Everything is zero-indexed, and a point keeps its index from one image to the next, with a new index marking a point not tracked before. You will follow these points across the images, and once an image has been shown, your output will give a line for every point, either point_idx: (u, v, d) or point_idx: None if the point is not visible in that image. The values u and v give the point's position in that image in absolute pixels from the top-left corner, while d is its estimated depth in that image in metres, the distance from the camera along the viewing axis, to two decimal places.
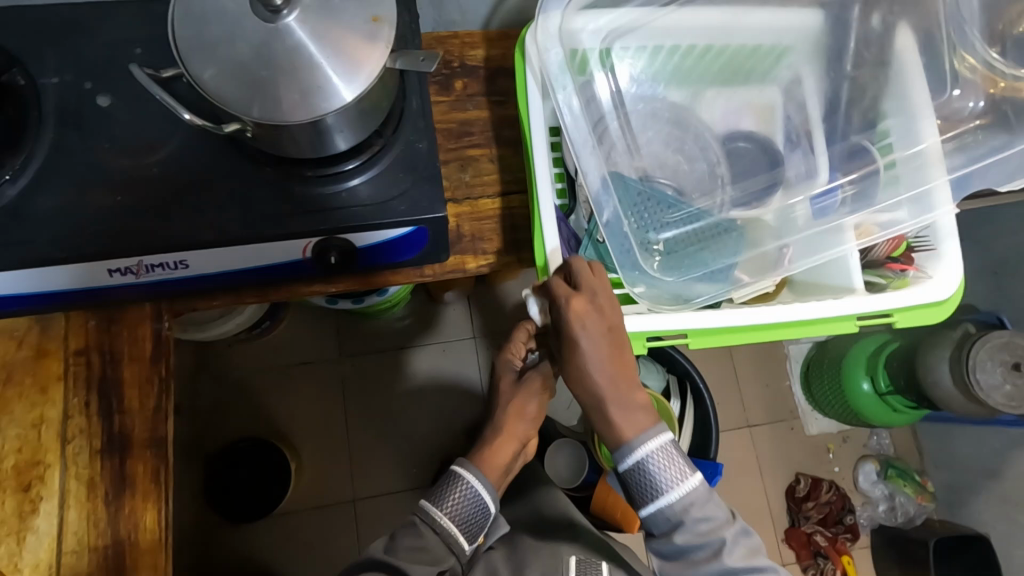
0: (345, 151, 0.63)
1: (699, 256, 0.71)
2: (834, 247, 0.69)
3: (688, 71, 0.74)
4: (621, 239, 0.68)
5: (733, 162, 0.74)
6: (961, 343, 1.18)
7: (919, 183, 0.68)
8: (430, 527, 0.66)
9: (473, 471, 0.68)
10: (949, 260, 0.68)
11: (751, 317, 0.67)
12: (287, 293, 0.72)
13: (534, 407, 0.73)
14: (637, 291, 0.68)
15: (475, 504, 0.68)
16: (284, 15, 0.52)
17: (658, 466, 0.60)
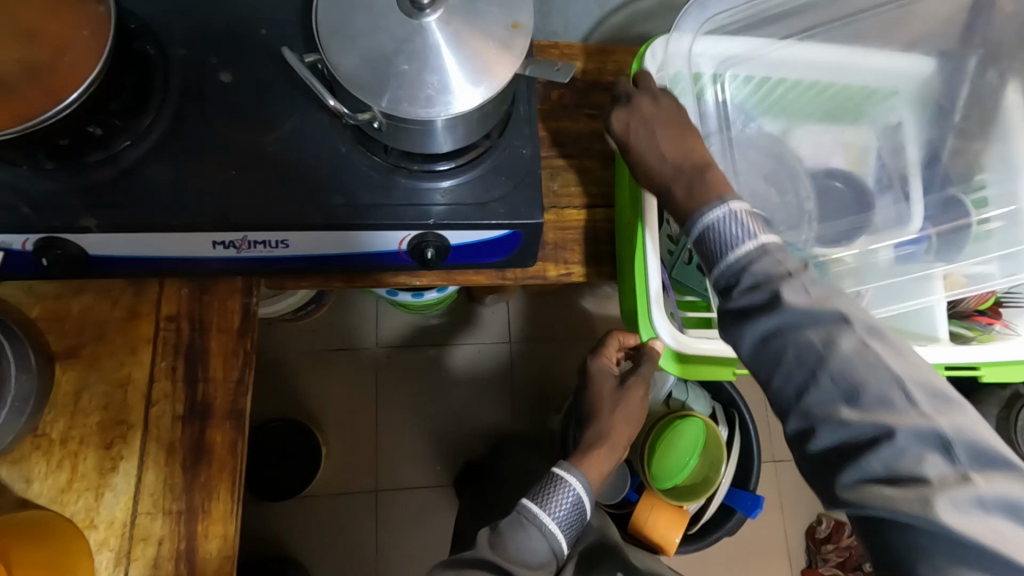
0: (445, 152, 0.64)
1: None
2: (919, 296, 0.70)
3: (789, 105, 0.76)
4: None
5: (822, 200, 0.75)
6: (1011, 404, 1.16)
7: (1013, 242, 0.68)
8: (535, 527, 0.64)
9: (576, 473, 0.68)
10: None
11: None
12: (372, 281, 0.73)
13: (637, 411, 0.76)
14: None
15: (574, 508, 0.67)
16: (427, 13, 0.53)
17: (729, 222, 0.55)
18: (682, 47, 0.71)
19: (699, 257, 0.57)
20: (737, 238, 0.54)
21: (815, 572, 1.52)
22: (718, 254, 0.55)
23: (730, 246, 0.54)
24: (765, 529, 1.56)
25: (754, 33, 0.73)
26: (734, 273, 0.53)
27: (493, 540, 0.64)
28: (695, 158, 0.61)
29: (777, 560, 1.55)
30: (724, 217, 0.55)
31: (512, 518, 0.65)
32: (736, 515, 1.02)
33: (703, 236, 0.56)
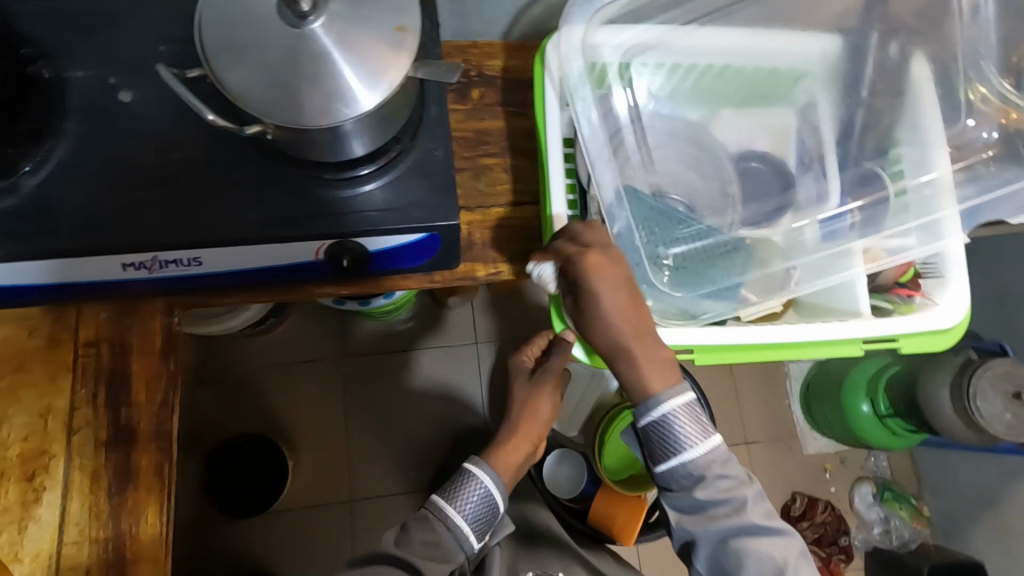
0: (361, 156, 0.64)
1: (708, 273, 0.71)
2: (842, 271, 0.70)
3: (705, 90, 0.75)
4: (630, 255, 0.68)
5: (745, 183, 0.75)
6: (963, 371, 1.18)
7: (930, 211, 0.69)
8: (440, 524, 0.64)
9: (485, 468, 0.68)
10: (955, 288, 0.69)
11: (758, 336, 0.68)
12: (299, 293, 0.71)
13: (546, 407, 0.79)
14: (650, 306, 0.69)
15: (485, 502, 0.67)
16: (310, 21, 0.52)
17: (680, 422, 0.62)
18: (582, 40, 0.70)
19: (648, 440, 0.64)
20: (685, 442, 0.62)
21: None
22: (668, 450, 0.63)
23: (677, 447, 0.62)
24: None
25: (661, 20, 0.73)
26: (672, 476, 0.63)
27: (397, 542, 0.64)
28: (634, 330, 0.61)
29: None
30: (671, 414, 0.62)
31: (419, 516, 0.66)
32: None
33: (654, 430, 0.63)
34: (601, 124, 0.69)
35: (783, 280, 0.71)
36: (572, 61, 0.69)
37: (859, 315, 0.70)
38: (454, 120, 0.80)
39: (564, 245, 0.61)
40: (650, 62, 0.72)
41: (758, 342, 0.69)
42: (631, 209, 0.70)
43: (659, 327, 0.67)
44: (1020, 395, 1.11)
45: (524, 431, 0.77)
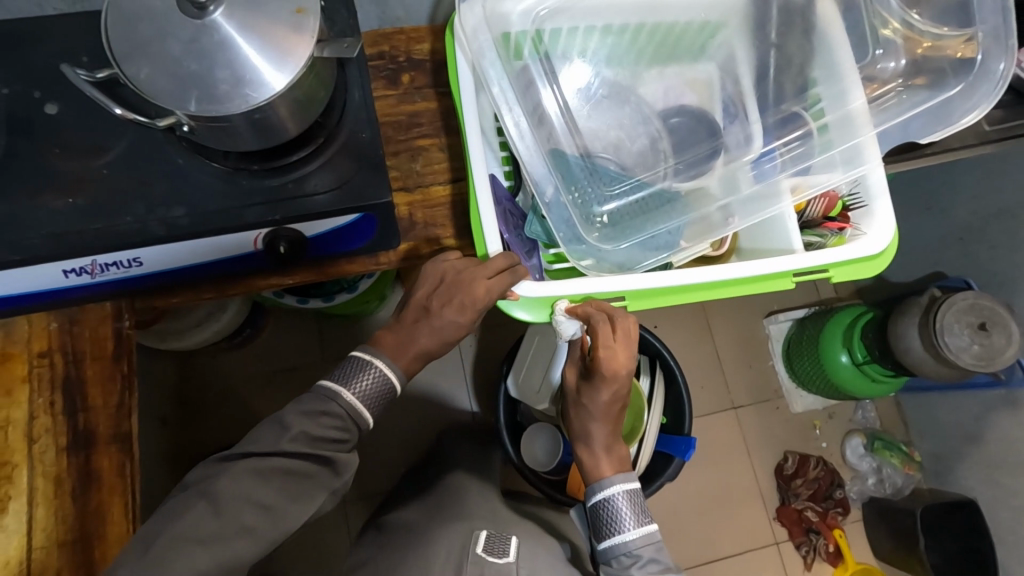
0: (290, 141, 0.65)
1: (641, 225, 0.74)
2: (771, 208, 0.72)
3: (620, 52, 0.77)
4: (562, 221, 0.72)
5: (672, 136, 0.76)
6: (928, 308, 1.20)
7: (849, 139, 0.72)
8: (350, 420, 0.65)
9: (383, 359, 0.68)
10: (880, 218, 0.75)
11: (691, 276, 0.73)
12: (244, 287, 0.76)
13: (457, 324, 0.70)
14: (586, 263, 0.73)
15: (381, 389, 0.68)
16: (210, 11, 0.54)
17: (623, 505, 0.69)
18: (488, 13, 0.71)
19: (596, 524, 0.71)
20: (624, 525, 0.68)
21: (789, 508, 1.54)
22: (609, 529, 0.69)
23: (618, 528, 0.69)
24: (733, 475, 1.58)
25: None
26: (611, 556, 0.69)
27: (311, 437, 0.62)
28: (603, 432, 0.73)
29: (751, 503, 1.56)
30: (614, 497, 0.70)
31: (329, 412, 0.64)
32: (674, 463, 1.04)
33: (600, 511, 0.70)
34: (519, 99, 0.72)
35: (718, 223, 0.73)
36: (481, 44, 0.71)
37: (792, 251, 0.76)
38: (385, 105, 0.82)
39: (600, 322, 0.70)
40: (560, 29, 0.74)
41: (693, 285, 0.74)
42: (559, 175, 0.72)
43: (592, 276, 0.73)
44: (985, 325, 1.13)
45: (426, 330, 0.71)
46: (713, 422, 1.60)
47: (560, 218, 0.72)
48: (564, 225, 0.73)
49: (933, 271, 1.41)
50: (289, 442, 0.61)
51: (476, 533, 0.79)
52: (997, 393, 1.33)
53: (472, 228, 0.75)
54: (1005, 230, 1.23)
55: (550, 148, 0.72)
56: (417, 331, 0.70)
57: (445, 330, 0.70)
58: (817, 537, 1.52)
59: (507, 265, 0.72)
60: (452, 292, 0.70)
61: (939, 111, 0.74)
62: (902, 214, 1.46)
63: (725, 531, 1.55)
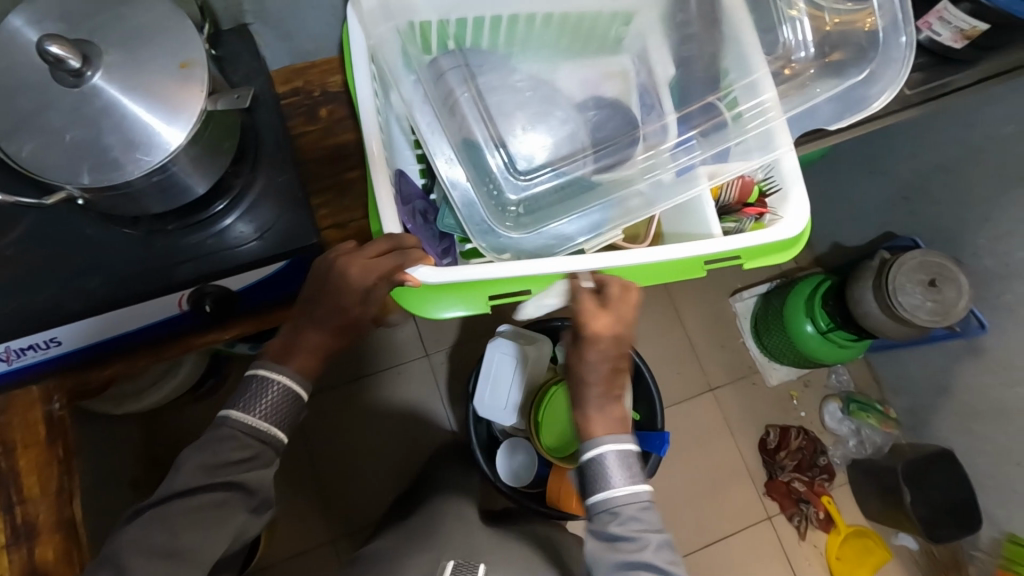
0: (206, 194, 0.63)
1: (560, 214, 0.73)
2: (686, 190, 0.72)
3: (534, 44, 0.77)
4: (472, 211, 0.72)
5: (592, 129, 0.74)
6: (881, 270, 1.21)
7: (763, 123, 0.72)
8: (250, 438, 0.62)
9: (278, 372, 0.64)
10: (795, 203, 0.76)
11: (606, 261, 0.72)
12: (181, 349, 0.74)
13: (348, 300, 0.65)
14: (503, 255, 0.74)
15: (286, 400, 0.64)
16: (88, 76, 0.51)
17: (611, 465, 0.66)
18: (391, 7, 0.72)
19: (584, 477, 0.68)
20: (612, 483, 0.65)
21: (777, 482, 1.56)
22: (597, 485, 0.66)
23: (607, 485, 0.66)
24: (721, 456, 1.59)
25: None
26: (594, 512, 0.66)
27: (208, 466, 0.60)
28: (591, 390, 0.68)
29: (740, 482, 1.58)
30: (603, 457, 0.66)
31: (225, 439, 0.61)
32: (652, 459, 1.04)
33: (589, 468, 0.67)
34: (428, 95, 0.72)
35: (631, 208, 0.73)
36: (385, 38, 0.72)
37: (711, 236, 0.77)
38: (306, 143, 0.80)
39: (587, 296, 0.69)
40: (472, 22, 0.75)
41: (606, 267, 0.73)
42: (470, 167, 0.71)
43: (505, 264, 0.71)
44: (936, 281, 1.15)
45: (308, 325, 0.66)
46: (692, 407, 1.61)
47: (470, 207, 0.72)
48: (474, 215, 0.73)
49: (884, 232, 1.43)
50: (183, 480, 0.60)
51: (441, 563, 0.77)
52: (960, 343, 1.35)
53: (370, 210, 0.74)
54: (947, 184, 1.25)
55: (462, 140, 0.71)
56: (300, 330, 0.66)
57: (332, 321, 0.66)
58: (807, 506, 1.54)
59: (392, 246, 0.68)
60: (325, 290, 0.65)
61: (849, 97, 0.75)
62: (848, 178, 1.48)
63: (718, 514, 1.55)
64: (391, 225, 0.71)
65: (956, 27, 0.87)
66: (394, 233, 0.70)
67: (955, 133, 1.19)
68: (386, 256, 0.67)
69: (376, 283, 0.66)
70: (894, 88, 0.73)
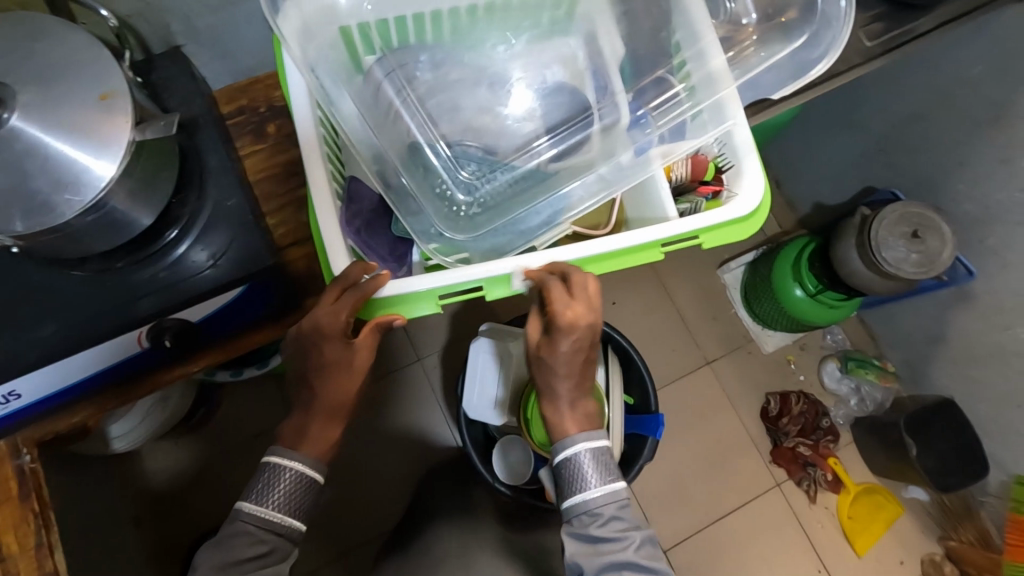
0: (154, 225, 0.60)
1: (512, 210, 0.72)
2: (642, 171, 0.70)
3: (478, 34, 0.73)
4: (416, 217, 0.70)
5: (544, 118, 0.72)
6: (862, 228, 1.19)
7: (711, 96, 0.70)
8: (265, 531, 0.64)
9: (289, 456, 0.66)
10: (750, 173, 0.71)
11: (553, 257, 0.70)
12: (150, 385, 0.73)
13: (346, 358, 0.68)
14: (457, 259, 0.73)
15: (298, 485, 0.67)
16: (4, 119, 0.49)
17: (588, 462, 0.69)
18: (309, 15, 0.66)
19: (561, 478, 0.70)
20: (588, 482, 0.68)
21: (782, 448, 1.56)
22: (575, 485, 0.69)
23: (582, 486, 0.68)
24: (722, 430, 1.59)
25: None
26: (573, 514, 0.69)
27: (222, 564, 0.62)
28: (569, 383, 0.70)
29: (744, 454, 1.57)
30: (578, 455, 0.69)
31: (240, 533, 0.64)
32: (648, 442, 1.02)
33: (565, 469, 0.69)
34: (363, 104, 0.68)
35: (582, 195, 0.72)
36: (322, 47, 0.67)
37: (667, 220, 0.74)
38: (257, 161, 0.78)
39: (555, 286, 0.67)
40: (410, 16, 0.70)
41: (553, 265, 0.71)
42: (414, 173, 0.69)
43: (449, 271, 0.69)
44: (919, 232, 1.14)
45: (313, 401, 0.68)
46: (688, 382, 1.61)
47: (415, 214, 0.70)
48: (425, 223, 0.71)
49: (865, 186, 1.41)
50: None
51: None
52: (950, 291, 1.32)
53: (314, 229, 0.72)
54: (921, 130, 1.23)
55: (404, 146, 0.69)
56: (302, 407, 0.69)
57: (331, 387, 0.68)
58: (815, 470, 1.53)
59: (343, 287, 0.67)
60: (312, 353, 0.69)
61: (789, 67, 0.74)
62: (822, 134, 1.45)
63: (725, 489, 1.55)
64: (332, 242, 0.69)
65: None
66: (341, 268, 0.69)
67: (926, 77, 1.17)
68: (345, 296, 0.67)
69: (348, 321, 0.66)
70: (836, 51, 0.71)
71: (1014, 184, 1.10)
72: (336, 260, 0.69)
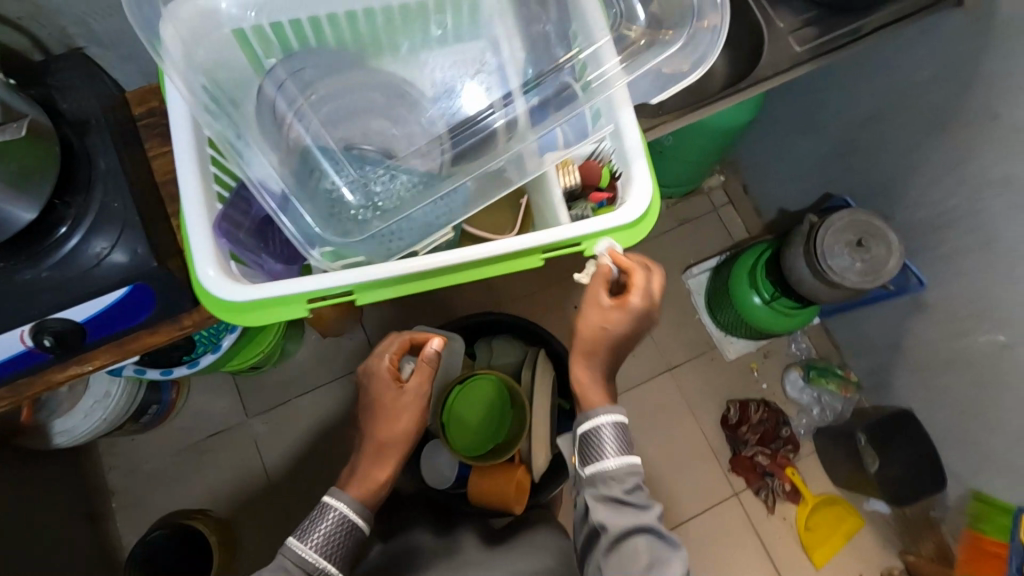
0: (35, 225, 0.62)
1: (407, 212, 0.73)
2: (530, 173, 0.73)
3: (377, 35, 0.71)
4: (302, 222, 0.70)
5: (446, 120, 0.73)
6: (808, 236, 1.17)
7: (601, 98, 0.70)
8: (300, 570, 0.68)
9: (340, 496, 0.73)
10: (636, 180, 0.72)
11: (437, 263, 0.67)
12: (45, 383, 0.74)
13: (399, 404, 0.80)
14: (345, 262, 0.73)
15: (341, 529, 0.72)
16: None
17: (608, 436, 0.71)
18: (189, 16, 0.62)
19: (585, 447, 0.72)
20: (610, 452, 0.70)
21: (741, 457, 1.53)
22: (597, 454, 0.70)
23: (604, 455, 0.70)
24: (682, 437, 1.57)
25: None
26: (596, 479, 0.70)
27: None
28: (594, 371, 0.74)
29: (703, 461, 1.56)
30: (601, 428, 0.71)
31: (282, 569, 0.67)
32: None
33: (590, 439, 0.71)
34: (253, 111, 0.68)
35: (467, 195, 0.74)
36: (209, 51, 0.65)
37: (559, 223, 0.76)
38: (165, 162, 0.79)
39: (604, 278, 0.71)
40: (301, 18, 0.66)
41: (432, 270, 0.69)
42: (305, 175, 0.71)
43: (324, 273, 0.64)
44: (862, 241, 1.12)
45: (373, 442, 0.80)
46: (648, 388, 1.59)
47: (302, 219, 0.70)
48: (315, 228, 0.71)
49: (824, 191, 1.38)
50: None
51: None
52: (906, 299, 1.29)
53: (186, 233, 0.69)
54: (873, 134, 1.20)
55: (295, 147, 0.70)
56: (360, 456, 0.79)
57: (388, 431, 0.79)
58: (773, 480, 1.51)
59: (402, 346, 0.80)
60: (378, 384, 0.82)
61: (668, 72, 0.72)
62: (782, 138, 1.43)
63: (683, 496, 1.53)
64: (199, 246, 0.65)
65: None
66: (207, 273, 0.64)
67: (875, 81, 1.14)
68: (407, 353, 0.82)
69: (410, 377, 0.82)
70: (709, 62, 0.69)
71: (962, 189, 1.07)
72: (199, 259, 0.64)
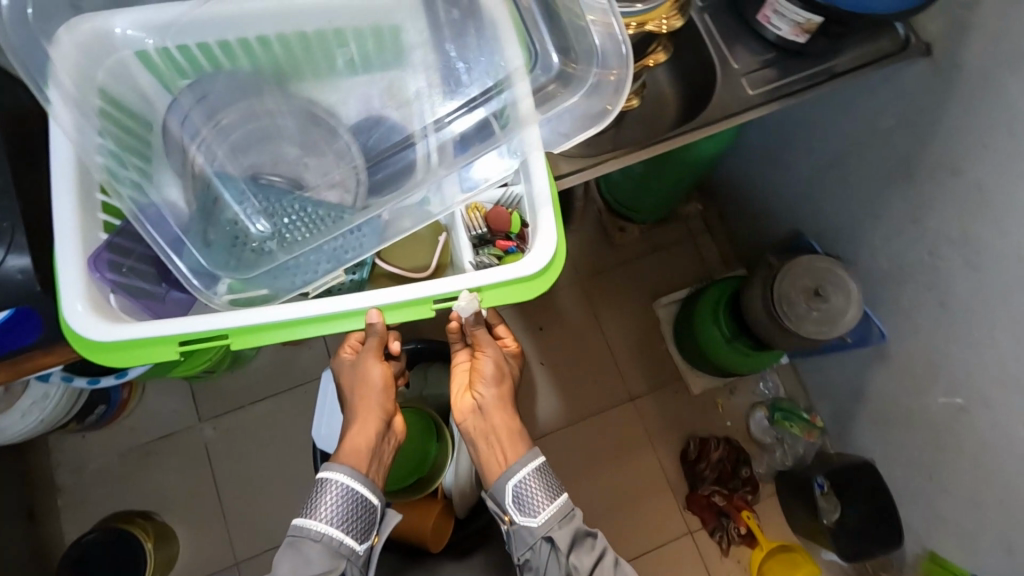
0: None
1: (310, 248, 0.70)
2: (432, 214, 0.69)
3: (297, 63, 0.69)
4: (190, 255, 0.68)
5: (366, 153, 0.70)
6: (768, 280, 1.14)
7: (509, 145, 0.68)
8: (320, 542, 0.68)
9: (339, 467, 0.70)
10: (543, 232, 0.71)
11: (314, 309, 0.69)
12: None
13: (374, 379, 0.74)
14: (238, 297, 0.71)
15: (349, 500, 0.70)
16: None
17: (534, 487, 0.74)
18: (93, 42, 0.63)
19: (514, 505, 0.74)
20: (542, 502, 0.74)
21: (697, 495, 1.49)
22: (529, 510, 0.74)
23: (535, 510, 0.74)
24: (639, 470, 1.53)
25: None
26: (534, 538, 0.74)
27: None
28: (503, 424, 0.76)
29: (658, 496, 1.52)
30: (525, 481, 0.74)
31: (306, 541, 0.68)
32: None
33: (517, 497, 0.74)
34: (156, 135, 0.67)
35: (381, 227, 0.70)
36: (112, 74, 0.64)
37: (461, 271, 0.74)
38: None
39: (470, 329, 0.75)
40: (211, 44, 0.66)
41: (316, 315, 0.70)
42: (206, 204, 0.69)
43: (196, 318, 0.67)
44: (821, 290, 1.08)
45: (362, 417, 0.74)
46: (608, 418, 1.56)
47: (190, 248, 0.68)
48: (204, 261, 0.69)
49: (795, 231, 1.34)
50: None
51: None
52: (868, 349, 1.24)
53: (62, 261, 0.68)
54: (840, 178, 1.16)
55: (199, 176, 0.69)
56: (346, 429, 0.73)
57: (364, 411, 0.74)
58: (728, 521, 1.46)
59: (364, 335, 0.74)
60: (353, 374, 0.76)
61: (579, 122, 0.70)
62: (755, 172, 1.39)
63: (636, 531, 1.50)
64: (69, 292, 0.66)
65: (792, 20, 0.87)
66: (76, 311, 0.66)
67: (842, 124, 1.10)
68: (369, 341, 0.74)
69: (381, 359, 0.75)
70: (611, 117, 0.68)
71: (923, 244, 1.03)
72: (65, 297, 0.66)
